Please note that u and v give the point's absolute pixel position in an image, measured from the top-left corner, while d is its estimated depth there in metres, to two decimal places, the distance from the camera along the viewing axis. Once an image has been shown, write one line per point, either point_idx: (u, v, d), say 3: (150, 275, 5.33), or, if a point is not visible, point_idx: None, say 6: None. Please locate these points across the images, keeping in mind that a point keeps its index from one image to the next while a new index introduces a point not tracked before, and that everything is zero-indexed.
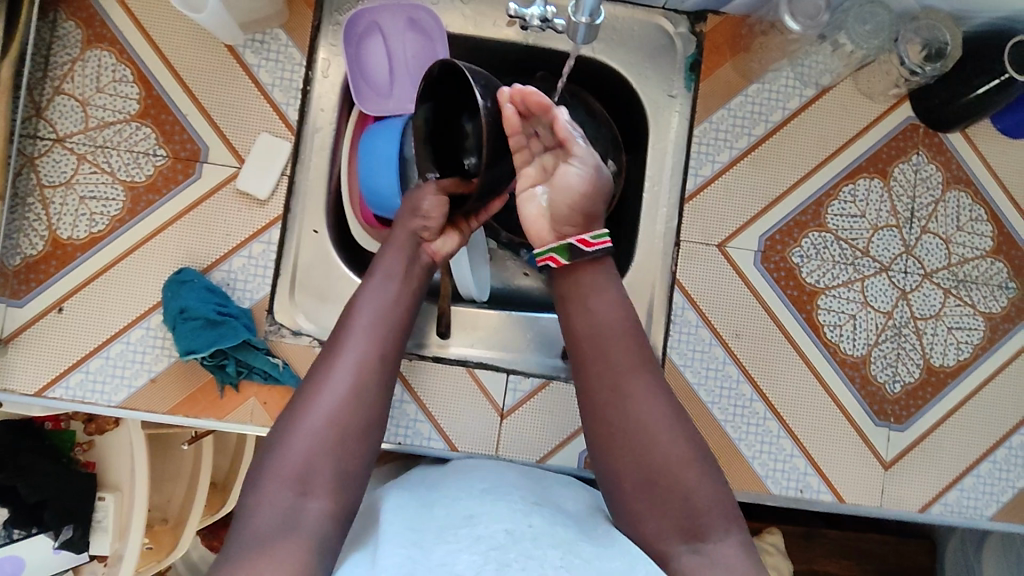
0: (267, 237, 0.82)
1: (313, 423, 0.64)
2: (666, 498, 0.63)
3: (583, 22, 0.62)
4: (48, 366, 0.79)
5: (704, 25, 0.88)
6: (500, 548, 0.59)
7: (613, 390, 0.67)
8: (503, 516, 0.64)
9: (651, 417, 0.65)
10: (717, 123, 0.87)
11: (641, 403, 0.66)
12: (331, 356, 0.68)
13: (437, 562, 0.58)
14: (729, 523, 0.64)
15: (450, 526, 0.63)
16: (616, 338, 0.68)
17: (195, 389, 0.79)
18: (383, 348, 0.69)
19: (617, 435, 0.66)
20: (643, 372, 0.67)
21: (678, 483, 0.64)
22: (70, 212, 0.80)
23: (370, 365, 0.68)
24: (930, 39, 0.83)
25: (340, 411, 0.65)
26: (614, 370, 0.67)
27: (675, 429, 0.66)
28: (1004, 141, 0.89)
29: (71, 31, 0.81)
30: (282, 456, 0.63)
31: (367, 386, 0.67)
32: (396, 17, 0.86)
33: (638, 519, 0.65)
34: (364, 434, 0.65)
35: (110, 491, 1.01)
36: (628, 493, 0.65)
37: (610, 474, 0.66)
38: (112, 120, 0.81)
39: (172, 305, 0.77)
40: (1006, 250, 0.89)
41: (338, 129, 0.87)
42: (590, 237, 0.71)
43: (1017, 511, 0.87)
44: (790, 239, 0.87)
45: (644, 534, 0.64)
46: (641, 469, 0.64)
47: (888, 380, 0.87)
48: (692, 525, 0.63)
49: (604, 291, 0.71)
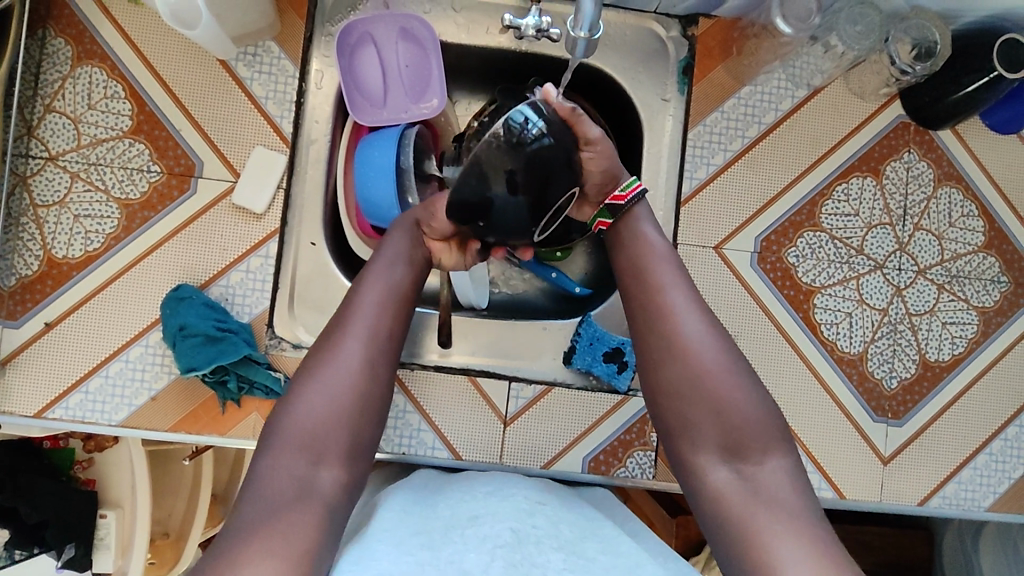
0: (265, 250, 0.81)
1: (325, 391, 0.65)
2: (705, 411, 0.64)
3: (581, 37, 0.60)
4: (47, 387, 0.78)
5: (696, 28, 0.89)
6: (507, 546, 0.59)
7: (651, 307, 0.68)
8: (506, 514, 0.65)
9: (691, 330, 0.66)
10: (711, 126, 0.88)
11: (678, 320, 0.66)
12: (343, 321, 0.69)
13: (446, 560, 0.58)
14: (767, 445, 0.63)
15: (457, 528, 0.63)
16: (659, 263, 0.70)
17: (197, 406, 0.79)
18: (390, 326, 0.70)
19: (654, 350, 0.66)
20: (682, 293, 0.68)
21: (715, 397, 0.64)
22: (65, 231, 0.79)
23: (378, 341, 0.68)
24: (919, 39, 0.84)
25: (348, 381, 0.65)
26: (653, 287, 0.68)
27: (715, 343, 0.66)
28: (992, 137, 0.90)
29: (60, 48, 0.80)
30: (295, 424, 0.63)
31: (375, 360, 0.67)
32: (388, 27, 0.86)
33: (677, 435, 0.65)
34: (369, 411, 0.66)
35: (111, 508, 1.02)
36: (666, 408, 0.66)
37: (649, 391, 0.67)
38: (104, 137, 0.80)
39: (171, 323, 0.77)
40: (997, 244, 0.90)
41: (333, 139, 0.86)
42: (620, 190, 0.75)
43: (1014, 502, 0.88)
44: (786, 239, 0.88)
45: (682, 449, 0.65)
46: (678, 382, 0.65)
47: (885, 376, 0.88)
48: (730, 439, 0.63)
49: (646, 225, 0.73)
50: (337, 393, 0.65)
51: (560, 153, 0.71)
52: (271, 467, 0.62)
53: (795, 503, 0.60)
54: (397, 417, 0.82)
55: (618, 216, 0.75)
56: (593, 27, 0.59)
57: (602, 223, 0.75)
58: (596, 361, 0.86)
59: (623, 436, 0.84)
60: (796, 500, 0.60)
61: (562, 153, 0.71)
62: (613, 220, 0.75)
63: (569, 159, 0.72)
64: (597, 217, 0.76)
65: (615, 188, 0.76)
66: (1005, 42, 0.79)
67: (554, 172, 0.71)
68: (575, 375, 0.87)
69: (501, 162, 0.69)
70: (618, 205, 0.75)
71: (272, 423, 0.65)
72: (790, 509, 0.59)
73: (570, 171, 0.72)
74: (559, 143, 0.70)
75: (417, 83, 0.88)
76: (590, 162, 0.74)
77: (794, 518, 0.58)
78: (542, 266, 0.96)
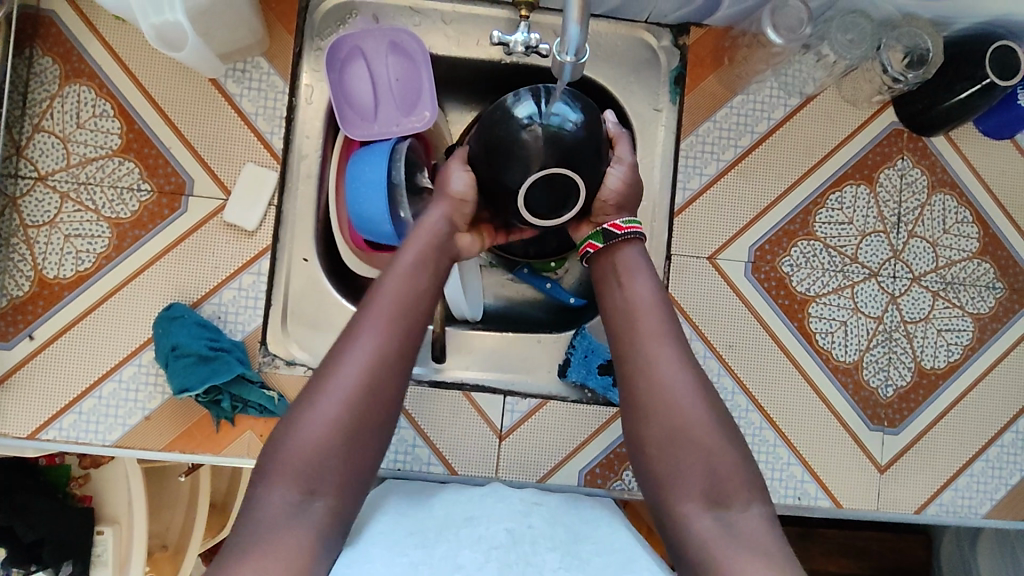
0: (257, 267, 0.81)
1: (325, 411, 0.61)
2: (692, 461, 0.63)
3: (568, 61, 0.58)
4: (40, 408, 0.78)
5: (687, 37, 0.89)
6: (501, 548, 0.59)
7: (638, 356, 0.67)
8: (501, 514, 0.65)
9: (675, 381, 0.66)
10: (703, 135, 0.87)
11: (664, 369, 0.66)
12: (352, 331, 0.65)
13: (440, 555, 0.58)
14: (750, 495, 0.62)
15: (451, 527, 0.64)
16: (647, 308, 0.70)
17: (190, 425, 0.79)
18: (399, 341, 0.65)
19: (640, 396, 0.66)
20: (669, 341, 0.68)
21: (702, 445, 0.63)
22: (56, 252, 0.79)
23: (383, 358, 0.64)
24: (912, 46, 0.83)
25: (351, 397, 0.62)
26: (641, 335, 0.68)
27: (701, 394, 0.66)
28: (985, 142, 0.90)
29: (48, 67, 0.80)
30: (293, 444, 0.60)
31: (382, 378, 0.63)
32: (378, 40, 0.85)
33: (661, 481, 0.64)
34: (371, 432, 0.62)
35: (108, 524, 1.02)
36: (652, 455, 0.65)
37: (636, 437, 0.66)
38: (94, 156, 0.80)
39: (164, 343, 0.77)
40: (992, 250, 0.90)
41: (324, 154, 0.87)
42: (620, 222, 0.75)
43: (1011, 508, 0.88)
44: (780, 248, 0.87)
45: (666, 497, 0.64)
46: (665, 428, 0.64)
47: (880, 385, 0.88)
48: (715, 489, 0.62)
49: (637, 268, 0.73)
50: (337, 412, 0.61)
51: (591, 144, 0.73)
52: (263, 491, 0.60)
53: (777, 550, 0.59)
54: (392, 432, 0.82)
55: (611, 242, 0.75)
56: (580, 50, 0.57)
57: (591, 245, 0.76)
58: (590, 373, 0.85)
59: (619, 447, 0.84)
60: (778, 546, 0.59)
61: (592, 145, 0.73)
62: (603, 244, 0.75)
63: (598, 152, 0.74)
64: (589, 239, 0.76)
65: (617, 219, 0.75)
66: (998, 50, 0.78)
67: (583, 163, 0.73)
68: (569, 388, 0.87)
69: (535, 145, 0.72)
70: (615, 234, 0.75)
71: (268, 446, 0.62)
72: (772, 554, 0.58)
73: (599, 165, 0.75)
74: (590, 135, 0.73)
75: (408, 95, 0.87)
76: (610, 174, 0.77)
77: (778, 565, 0.57)
78: (537, 277, 0.96)
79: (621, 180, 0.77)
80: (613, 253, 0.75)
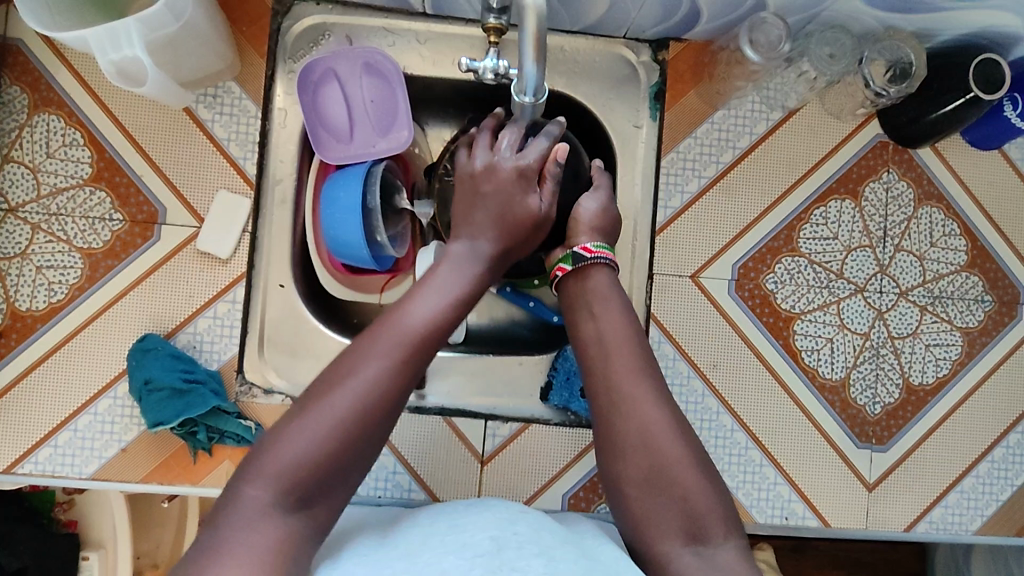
0: (232, 296, 0.80)
1: (338, 410, 0.57)
2: (668, 498, 0.62)
3: (528, 101, 0.61)
4: (14, 443, 0.77)
5: (667, 52, 0.88)
6: (486, 554, 0.55)
7: (611, 392, 0.66)
8: (486, 524, 0.60)
9: (655, 419, 0.65)
10: (684, 153, 0.86)
11: (640, 406, 0.65)
12: (377, 336, 0.62)
13: (425, 562, 0.55)
14: (728, 528, 0.62)
15: (436, 535, 0.60)
16: (624, 344, 0.69)
17: (167, 457, 0.78)
18: (414, 361, 0.61)
19: (613, 439, 0.65)
20: (643, 377, 0.67)
21: (682, 484, 0.62)
22: (28, 284, 0.78)
23: (395, 378, 0.60)
24: (894, 60, 0.81)
25: (368, 401, 0.58)
26: (614, 371, 0.67)
27: (676, 431, 0.64)
28: (973, 153, 0.88)
29: (16, 96, 0.79)
30: (285, 449, 0.56)
31: (392, 401, 0.60)
32: (352, 62, 0.84)
33: (639, 520, 0.63)
34: (373, 444, 0.59)
35: (94, 549, 1.03)
36: (631, 495, 0.64)
37: (613, 477, 0.65)
38: (64, 186, 0.79)
39: (137, 376, 0.76)
40: (980, 263, 0.88)
41: (299, 182, 0.85)
42: (591, 245, 0.75)
43: (1002, 524, 0.86)
44: (763, 265, 0.86)
45: (646, 537, 0.63)
46: (642, 466, 0.63)
47: (868, 403, 0.86)
48: (694, 524, 0.61)
49: (607, 298, 0.72)
50: (348, 413, 0.57)
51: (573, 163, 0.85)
52: (240, 491, 0.55)
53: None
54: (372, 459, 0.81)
55: (579, 264, 0.75)
56: (538, 91, 0.60)
57: (560, 269, 0.76)
58: (573, 397, 0.84)
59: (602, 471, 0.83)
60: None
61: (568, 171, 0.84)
62: (574, 266, 0.75)
63: (576, 176, 0.84)
64: (560, 262, 0.76)
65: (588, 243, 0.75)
66: (982, 62, 0.77)
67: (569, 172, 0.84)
68: (553, 411, 0.85)
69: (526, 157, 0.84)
70: (584, 257, 0.74)
71: (259, 444, 0.58)
72: None
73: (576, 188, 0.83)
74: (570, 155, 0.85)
75: (384, 117, 0.86)
76: (587, 201, 0.80)
77: None
78: (519, 296, 0.94)
79: (594, 210, 0.80)
80: (582, 282, 0.74)
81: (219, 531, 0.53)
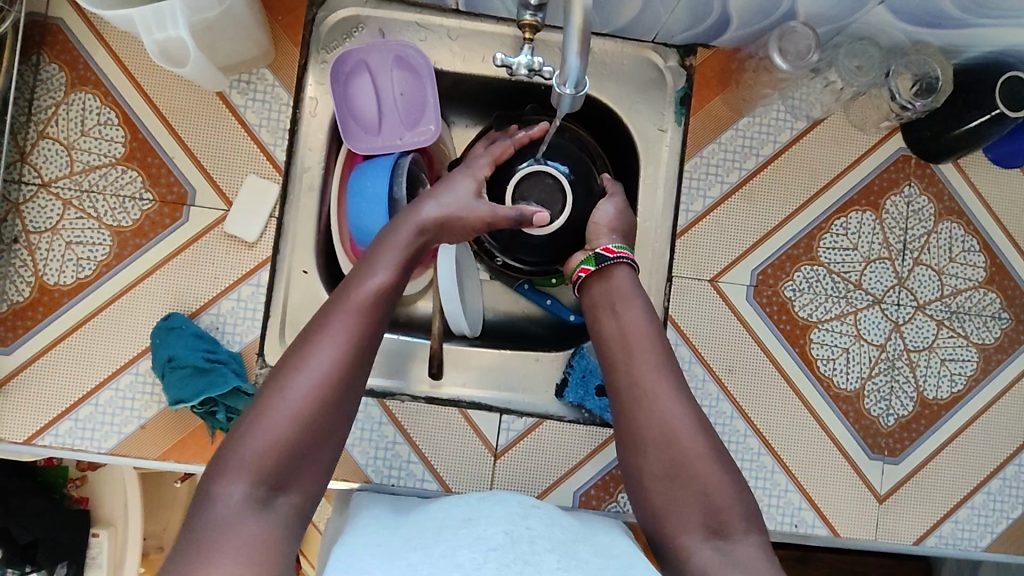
0: (256, 279, 0.81)
1: (296, 399, 0.58)
2: (688, 493, 0.63)
3: (567, 93, 0.62)
4: (35, 416, 0.78)
5: (693, 58, 0.89)
6: (500, 549, 0.54)
7: (634, 388, 0.67)
8: (499, 517, 0.59)
9: (674, 415, 0.65)
10: (708, 157, 0.87)
11: (662, 401, 0.66)
12: (326, 319, 0.62)
13: (438, 555, 0.54)
14: (749, 524, 0.62)
15: (450, 528, 0.59)
16: (648, 340, 0.69)
17: (185, 435, 0.79)
18: (365, 337, 0.62)
19: (633, 434, 0.66)
20: (663, 374, 0.68)
21: (703, 480, 0.63)
22: (56, 258, 0.79)
23: (348, 355, 0.61)
24: (921, 74, 0.82)
25: (326, 384, 0.59)
26: (637, 365, 0.68)
27: (700, 428, 0.65)
28: (995, 170, 0.89)
29: (55, 74, 0.80)
30: (249, 441, 0.57)
31: (352, 379, 0.60)
32: (384, 55, 0.85)
33: (660, 515, 0.64)
34: (340, 425, 0.60)
35: (103, 526, 1.03)
36: (652, 489, 0.65)
37: (634, 471, 0.66)
38: (97, 164, 0.80)
39: (161, 353, 0.77)
40: (998, 280, 0.88)
41: (326, 169, 0.87)
42: (613, 246, 0.76)
43: (1012, 542, 0.86)
44: (783, 273, 0.87)
45: (664, 529, 0.63)
46: (663, 460, 0.64)
47: (882, 414, 0.86)
48: (713, 518, 0.62)
49: (632, 296, 0.73)
50: (307, 402, 0.58)
51: (583, 182, 0.87)
52: (217, 486, 0.55)
53: None
54: (386, 448, 0.82)
55: (602, 265, 0.76)
56: (579, 84, 0.62)
57: (583, 270, 0.77)
58: (588, 395, 0.86)
59: (613, 471, 0.84)
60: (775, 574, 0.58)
61: (584, 187, 0.87)
62: (596, 267, 0.76)
63: (590, 192, 0.88)
64: (581, 264, 0.77)
65: (609, 244, 0.77)
66: (1010, 80, 0.78)
67: (580, 189, 0.87)
68: (566, 408, 0.87)
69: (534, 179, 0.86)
70: (606, 257, 0.76)
71: (225, 442, 0.58)
72: None
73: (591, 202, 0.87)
74: (581, 175, 0.88)
75: (412, 111, 0.87)
76: (604, 207, 0.83)
77: None
78: (537, 293, 0.95)
79: (612, 214, 0.82)
80: (606, 282, 0.75)
81: (221, 527, 0.53)
